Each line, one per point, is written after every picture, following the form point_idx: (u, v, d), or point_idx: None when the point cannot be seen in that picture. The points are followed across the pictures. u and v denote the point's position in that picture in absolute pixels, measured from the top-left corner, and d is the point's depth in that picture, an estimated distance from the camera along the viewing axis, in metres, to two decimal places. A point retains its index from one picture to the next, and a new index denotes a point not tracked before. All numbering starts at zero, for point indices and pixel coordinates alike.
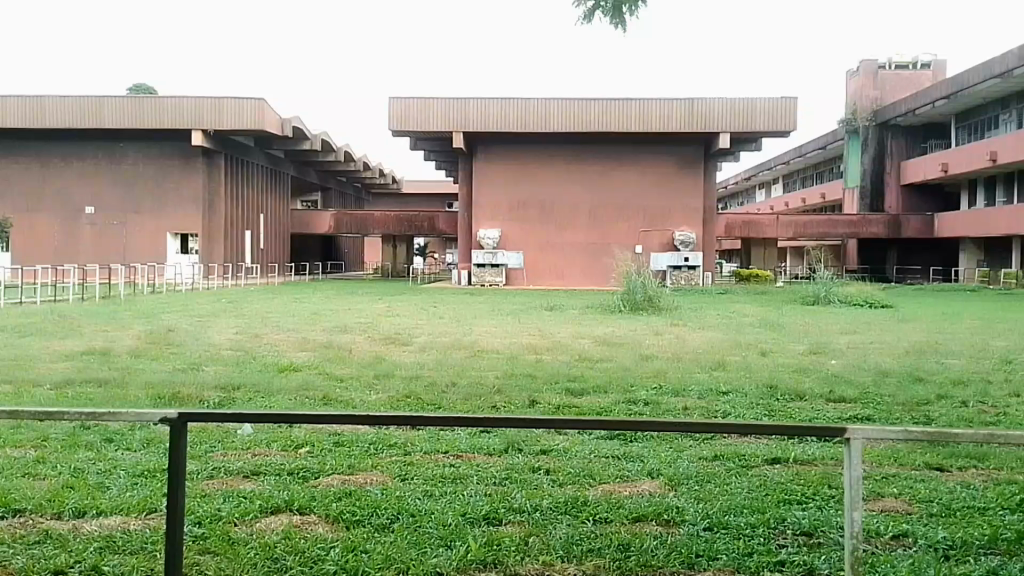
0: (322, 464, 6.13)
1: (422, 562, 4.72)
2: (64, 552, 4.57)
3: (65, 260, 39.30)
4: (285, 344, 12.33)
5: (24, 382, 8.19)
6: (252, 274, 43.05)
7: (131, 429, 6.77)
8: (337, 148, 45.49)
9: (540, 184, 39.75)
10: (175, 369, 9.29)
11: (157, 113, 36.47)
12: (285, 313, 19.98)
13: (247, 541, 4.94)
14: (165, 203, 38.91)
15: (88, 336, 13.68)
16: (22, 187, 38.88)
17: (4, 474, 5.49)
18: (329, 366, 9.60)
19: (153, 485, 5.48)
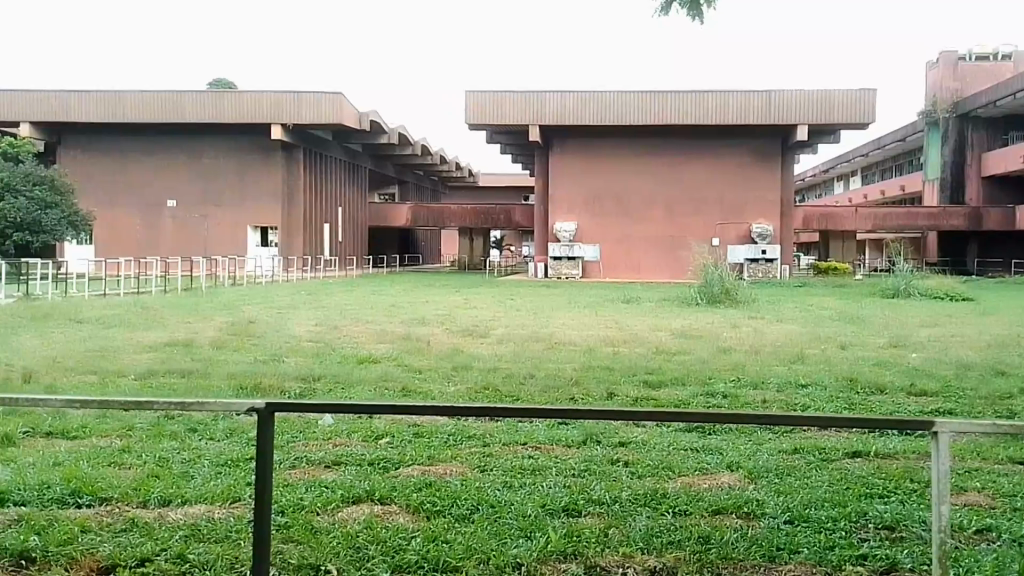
0: (402, 455, 6.20)
1: (502, 553, 4.73)
2: (150, 540, 4.55)
3: (146, 252, 39.61)
4: (366, 336, 12.48)
5: (110, 372, 8.37)
6: (331, 267, 43.70)
7: (214, 419, 6.88)
8: (414, 141, 45.85)
9: (613, 178, 39.77)
10: (257, 360, 9.44)
11: (235, 110, 37.10)
12: (364, 305, 20.21)
13: (329, 530, 4.96)
14: (244, 196, 39.26)
15: (172, 327, 13.94)
16: (103, 181, 39.47)
17: (93, 463, 5.55)
18: (408, 357, 9.66)
19: (236, 474, 5.49)
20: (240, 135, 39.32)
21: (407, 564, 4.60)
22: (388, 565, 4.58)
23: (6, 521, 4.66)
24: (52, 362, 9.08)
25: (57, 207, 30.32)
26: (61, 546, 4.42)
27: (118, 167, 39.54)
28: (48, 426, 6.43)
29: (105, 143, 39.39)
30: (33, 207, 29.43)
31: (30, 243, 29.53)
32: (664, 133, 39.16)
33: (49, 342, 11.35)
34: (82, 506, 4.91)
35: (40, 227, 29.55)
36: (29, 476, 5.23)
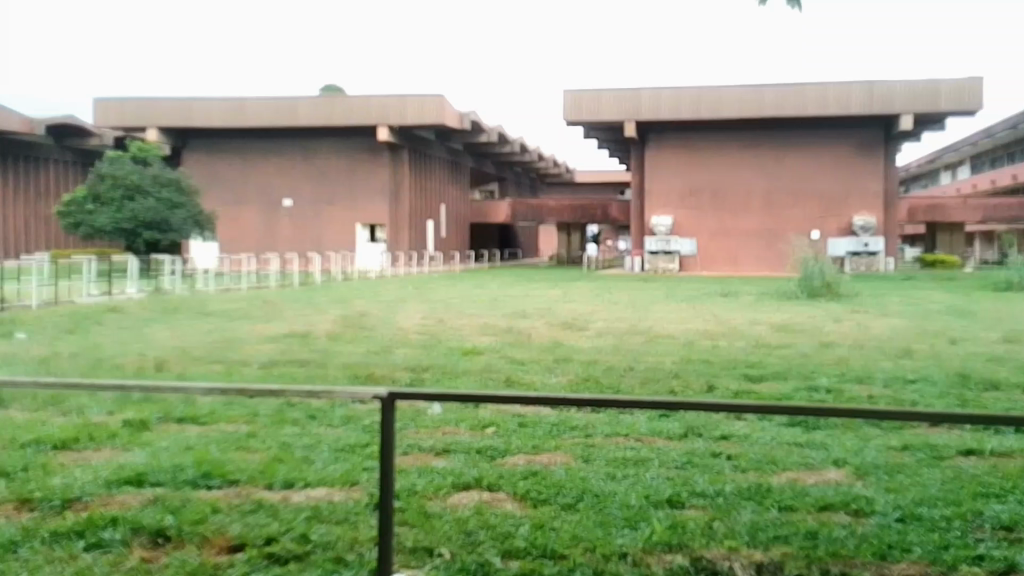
0: (507, 444, 6.35)
1: (608, 543, 4.79)
2: (276, 520, 4.75)
3: (266, 249, 41.50)
4: (470, 328, 12.80)
5: (234, 362, 8.91)
6: (436, 262, 44.57)
7: (330, 407, 7.20)
8: (513, 139, 46.42)
9: (712, 172, 39.41)
10: (368, 351, 9.79)
11: (346, 113, 38.29)
12: (468, 298, 20.76)
13: (440, 515, 5.12)
14: (353, 195, 40.85)
15: (289, 319, 14.68)
16: (224, 181, 41.40)
17: (221, 447, 5.87)
18: (510, 349, 9.88)
19: (353, 460, 5.70)
20: (346, 136, 40.73)
21: (517, 550, 4.70)
22: (499, 550, 4.70)
23: (143, 500, 4.93)
24: (182, 352, 9.75)
25: (183, 207, 31.96)
26: (195, 525, 4.64)
27: (236, 167, 41.37)
28: (180, 412, 6.89)
29: (222, 146, 41.15)
30: (162, 207, 31.27)
31: (159, 240, 31.54)
32: (763, 125, 38.62)
33: (178, 332, 12.12)
34: (213, 487, 5.17)
35: (167, 226, 31.41)
36: (164, 459, 5.57)
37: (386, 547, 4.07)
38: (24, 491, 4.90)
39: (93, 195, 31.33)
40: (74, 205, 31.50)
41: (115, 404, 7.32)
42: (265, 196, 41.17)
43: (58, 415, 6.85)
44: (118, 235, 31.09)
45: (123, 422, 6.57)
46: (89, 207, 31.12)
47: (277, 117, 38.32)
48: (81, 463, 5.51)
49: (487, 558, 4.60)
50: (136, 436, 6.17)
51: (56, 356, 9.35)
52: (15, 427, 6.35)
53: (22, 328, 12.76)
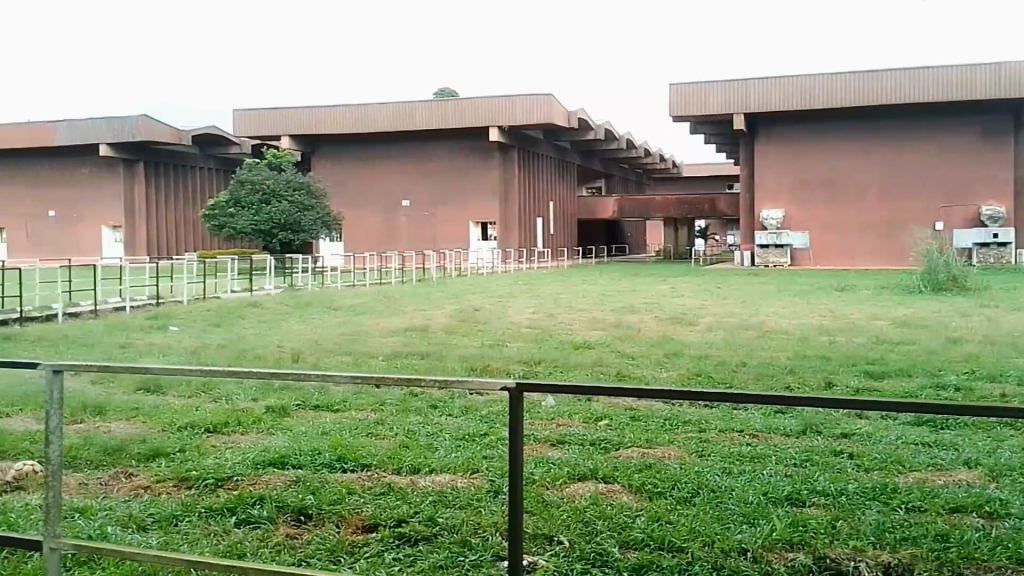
0: (620, 437, 6.49)
1: (727, 538, 4.75)
2: (405, 503, 5.03)
3: (385, 247, 43.04)
4: (580, 323, 12.99)
5: (360, 354, 9.39)
6: (545, 259, 45.34)
7: (450, 398, 7.56)
8: (619, 135, 46.17)
9: (827, 164, 38.07)
10: (482, 344, 10.09)
11: (460, 117, 39.29)
12: (576, 294, 20.95)
13: (558, 504, 5.25)
14: (466, 195, 41.78)
15: (409, 313, 15.29)
16: (346, 184, 43.34)
17: (353, 433, 6.24)
18: (620, 344, 9.99)
19: (472, 448, 5.93)
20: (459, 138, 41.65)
21: (635, 541, 4.76)
22: (617, 540, 4.77)
23: (286, 480, 5.30)
24: (314, 344, 10.37)
25: (314, 208, 33.99)
26: (333, 505, 4.97)
27: (358, 171, 43.19)
28: (315, 400, 7.36)
29: (345, 150, 43.11)
30: (296, 208, 33.41)
31: (292, 240, 33.70)
32: (880, 114, 37.05)
33: (311, 326, 12.91)
34: (347, 470, 5.51)
35: (299, 227, 33.55)
36: (303, 443, 5.96)
37: (517, 552, 3.79)
38: (182, 470, 5.38)
39: (233, 200, 33.60)
40: (217, 208, 33.77)
41: (258, 392, 7.91)
42: (385, 198, 42.70)
43: (208, 401, 7.44)
44: (257, 235, 33.47)
45: (265, 408, 7.10)
46: (230, 210, 33.38)
47: (395, 122, 40.03)
48: (230, 445, 5.99)
49: (607, 548, 4.67)
50: (277, 422, 6.64)
51: (205, 348, 10.17)
52: (172, 410, 6.94)
53: (176, 321, 13.93)
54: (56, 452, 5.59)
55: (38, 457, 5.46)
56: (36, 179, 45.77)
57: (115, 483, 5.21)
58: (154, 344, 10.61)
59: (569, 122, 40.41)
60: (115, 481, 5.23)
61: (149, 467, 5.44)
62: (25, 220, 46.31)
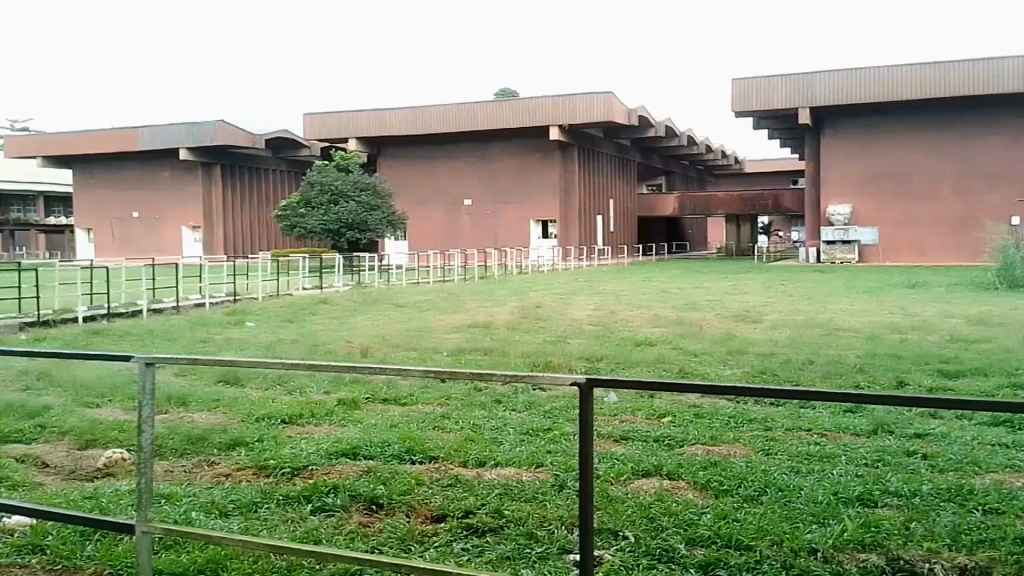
0: (685, 434, 6.51)
1: (797, 537, 4.68)
2: (472, 495, 5.16)
3: (449, 246, 43.69)
4: (642, 320, 12.97)
5: (426, 349, 9.60)
6: (605, 255, 45.31)
7: (514, 393, 7.71)
8: (680, 132, 45.62)
9: (896, 157, 36.96)
10: (543, 341, 10.20)
11: (519, 117, 39.43)
12: (637, 291, 20.85)
13: (623, 499, 5.30)
14: (527, 193, 42.04)
15: (471, 310, 15.54)
16: (410, 184, 44.27)
17: (420, 426, 6.40)
18: (682, 341, 9.96)
19: (537, 443, 6.03)
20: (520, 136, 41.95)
21: (702, 538, 4.74)
22: (683, 538, 4.76)
23: (358, 470, 5.51)
24: (382, 339, 10.64)
25: (380, 208, 34.64)
26: (402, 496, 5.15)
27: (421, 172, 44.04)
28: (383, 393, 7.57)
29: (410, 152, 44.04)
30: (362, 208, 34.07)
31: (359, 239, 34.51)
32: (952, 106, 35.76)
33: (379, 321, 13.28)
34: (416, 462, 5.68)
35: (366, 226, 34.19)
36: (374, 434, 6.16)
37: (586, 553, 3.60)
38: (261, 459, 5.63)
39: (304, 201, 34.59)
40: (289, 210, 34.87)
41: (330, 384, 8.18)
42: (448, 197, 43.40)
43: (284, 393, 7.73)
44: (325, 235, 34.29)
45: (337, 400, 7.34)
46: (300, 211, 34.45)
47: (455, 122, 40.52)
48: (304, 436, 6.23)
49: (673, 544, 4.68)
50: (349, 414, 6.86)
51: (280, 342, 10.57)
52: (249, 402, 7.23)
53: (253, 316, 14.50)
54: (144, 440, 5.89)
55: (128, 445, 5.78)
56: (121, 182, 48.07)
57: (199, 470, 5.48)
58: (233, 339, 11.10)
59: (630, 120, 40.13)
60: (199, 468, 5.51)
61: (229, 456, 5.70)
62: (111, 221, 48.70)
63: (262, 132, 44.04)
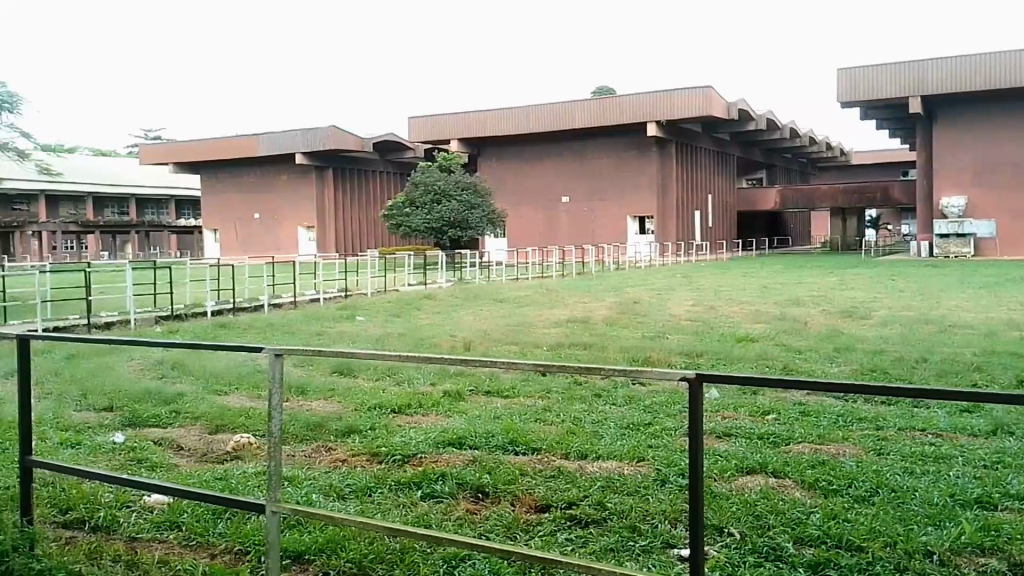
0: (789, 432, 6.45)
1: (912, 539, 4.55)
2: (575, 487, 5.29)
3: (546, 242, 43.94)
4: (742, 316, 12.76)
5: (527, 344, 9.83)
6: (703, 251, 44.66)
7: (614, 387, 7.81)
8: (783, 125, 44.33)
9: (1016, 146, 34.84)
10: (642, 336, 10.23)
11: (617, 114, 39.41)
12: (737, 287, 20.51)
13: (728, 496, 5.30)
14: (624, 190, 41.83)
15: (569, 305, 15.66)
16: (509, 182, 45.04)
17: (523, 418, 6.59)
18: (786, 338, 9.83)
19: (638, 437, 6.11)
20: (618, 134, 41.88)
21: (811, 537, 4.67)
22: (790, 536, 4.70)
23: (464, 460, 5.76)
24: (484, 333, 10.91)
25: (480, 207, 35.43)
26: (508, 485, 5.34)
27: (520, 171, 44.65)
28: (486, 385, 7.82)
29: (508, 152, 44.77)
30: (464, 207, 34.90)
31: (460, 236, 35.41)
32: None
33: (480, 316, 13.59)
34: (520, 453, 5.87)
35: (467, 225, 35.10)
36: (478, 425, 6.39)
37: (698, 557, 3.35)
38: (374, 446, 5.96)
39: (409, 201, 35.65)
40: (394, 209, 35.95)
41: (436, 375, 8.50)
42: (547, 195, 43.73)
43: (393, 383, 8.09)
44: (428, 233, 35.18)
45: (442, 392, 7.62)
46: (405, 210, 35.46)
47: (554, 121, 40.81)
48: (413, 425, 6.52)
49: (780, 543, 4.62)
50: (454, 404, 7.14)
51: (388, 335, 11.03)
52: (363, 391, 7.61)
53: (362, 311, 15.15)
54: (266, 426, 6.28)
55: (254, 431, 6.19)
56: (244, 184, 50.84)
57: (318, 455, 5.85)
58: (346, 332, 11.65)
59: (729, 113, 39.27)
60: (318, 453, 5.88)
61: (344, 442, 6.05)
62: (234, 221, 51.51)
63: (369, 135, 46.14)
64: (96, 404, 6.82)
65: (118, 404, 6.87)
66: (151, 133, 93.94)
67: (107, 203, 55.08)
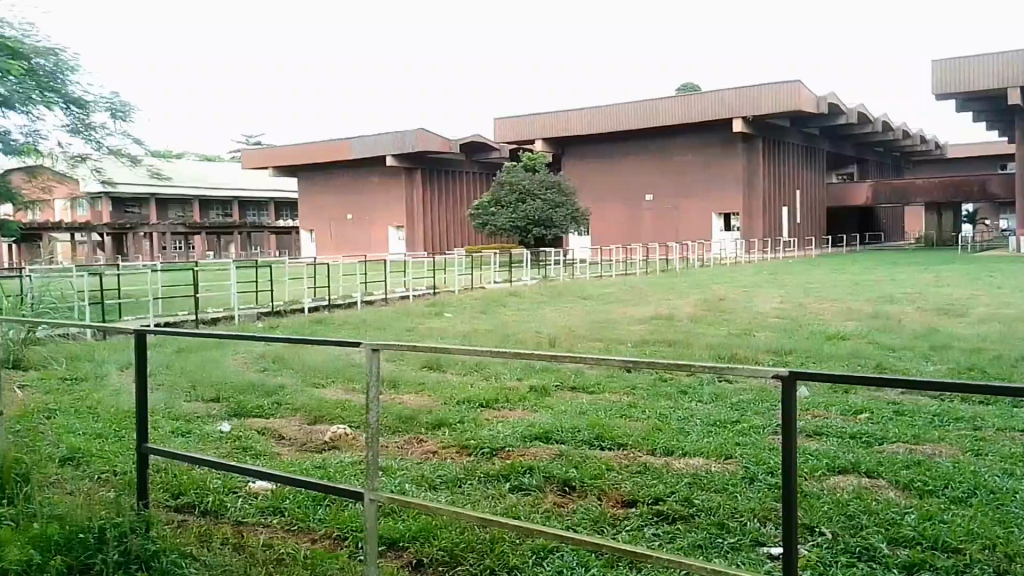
0: (884, 432, 6.35)
1: (1013, 542, 4.41)
2: (662, 483, 5.33)
3: (630, 239, 43.95)
4: (830, 313, 12.53)
5: (612, 341, 9.91)
6: (790, 248, 43.73)
7: (700, 384, 7.84)
8: (875, 118, 43.05)
9: None
10: (728, 334, 10.16)
11: (703, 110, 39.05)
12: (827, 283, 20.10)
13: (819, 495, 5.25)
14: (710, 186, 41.39)
15: (655, 302, 15.66)
16: (594, 181, 45.33)
17: (608, 414, 6.72)
18: (878, 336, 9.63)
19: (725, 434, 6.14)
20: (704, 131, 41.44)
21: (904, 538, 4.58)
22: (884, 537, 4.61)
23: (552, 454, 5.88)
24: (569, 330, 11.07)
25: (564, 206, 35.54)
26: (595, 479, 5.43)
27: (606, 169, 44.85)
28: (572, 382, 7.97)
29: (594, 150, 45.05)
30: (548, 206, 35.08)
31: (545, 235, 35.69)
32: None
33: (565, 313, 13.77)
34: (605, 448, 5.98)
35: (551, 223, 35.25)
36: (565, 421, 6.55)
37: (790, 558, 3.15)
38: (463, 439, 6.17)
39: (494, 201, 35.82)
40: (480, 209, 36.22)
41: (522, 371, 8.70)
42: (632, 192, 43.78)
43: (481, 379, 8.32)
44: (514, 232, 35.46)
45: (529, 387, 7.80)
46: (491, 210, 35.62)
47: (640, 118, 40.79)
48: (501, 420, 6.72)
49: (874, 544, 4.53)
50: (541, 400, 7.32)
51: (477, 332, 11.31)
52: (452, 386, 7.84)
53: (450, 308, 15.48)
54: (361, 418, 6.57)
55: (351, 423, 6.48)
56: (339, 186, 52.61)
57: (410, 447, 6.09)
58: (435, 328, 11.98)
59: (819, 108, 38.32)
60: (409, 445, 6.13)
61: (435, 435, 6.28)
62: (329, 222, 53.49)
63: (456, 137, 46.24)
64: (203, 396, 7.27)
65: (224, 395, 7.32)
66: (247, 138, 98.26)
67: (213, 206, 57.37)
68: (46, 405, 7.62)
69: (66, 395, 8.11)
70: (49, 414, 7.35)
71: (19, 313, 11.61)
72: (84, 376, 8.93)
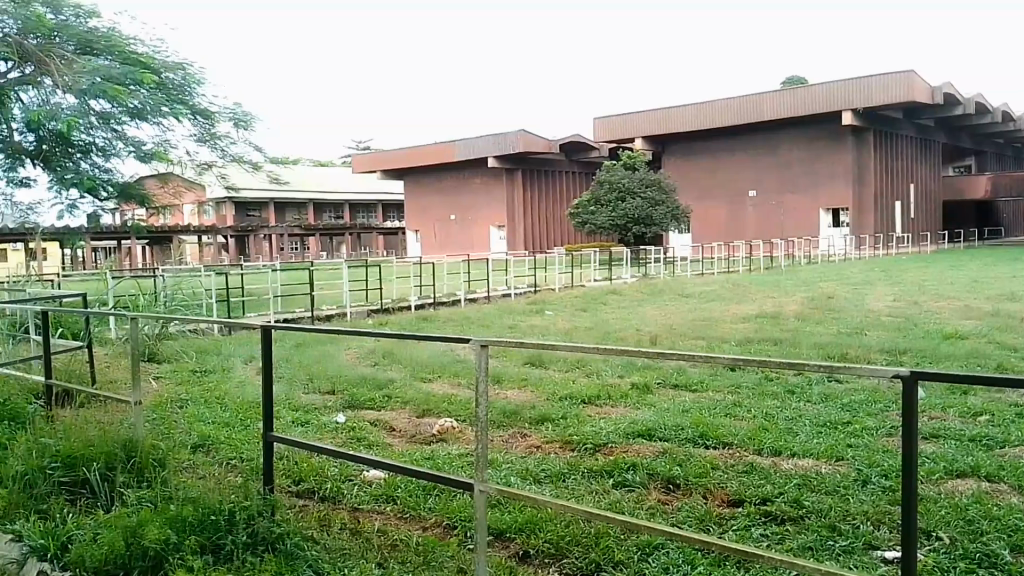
0: (1007, 435, 6.08)
1: None
2: (769, 483, 5.28)
3: (732, 237, 43.22)
4: (949, 311, 12.00)
5: (714, 339, 9.86)
6: (903, 244, 41.96)
7: (808, 384, 7.71)
8: (994, 108, 40.58)
9: None
10: (837, 332, 9.92)
11: (810, 103, 37.84)
12: (942, 281, 19.15)
13: (936, 499, 5.08)
14: (815, 181, 39.98)
15: (759, 300, 15.40)
16: (695, 179, 44.73)
17: (712, 412, 6.73)
18: (1002, 335, 9.18)
19: (835, 436, 6.04)
20: (810, 124, 40.08)
21: None
22: (1007, 543, 4.43)
23: (654, 451, 5.93)
24: (669, 328, 11.06)
25: (664, 203, 35.14)
26: (700, 477, 5.43)
27: (707, 166, 44.21)
28: (674, 379, 8.00)
29: (694, 149, 44.52)
30: (648, 203, 34.75)
31: (644, 233, 35.21)
32: None
33: (665, 311, 13.75)
34: (710, 446, 5.99)
35: (651, 220, 34.86)
36: (667, 419, 6.59)
37: (910, 560, 2.98)
38: (566, 435, 6.30)
39: (594, 199, 36.10)
40: (581, 207, 36.58)
41: (623, 368, 8.74)
42: (735, 190, 42.95)
43: (583, 375, 8.45)
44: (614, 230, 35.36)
45: (631, 384, 7.87)
46: (591, 208, 35.89)
47: (741, 114, 40.17)
48: (603, 416, 6.84)
49: (996, 550, 4.36)
50: (643, 397, 7.39)
51: (578, 330, 11.45)
52: (555, 382, 8.00)
53: (551, 305, 15.66)
54: (466, 412, 6.82)
55: (458, 417, 6.72)
56: (444, 187, 53.74)
57: (516, 441, 6.29)
58: (535, 326, 12.20)
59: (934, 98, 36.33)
60: (514, 439, 6.35)
61: (538, 430, 6.49)
62: (434, 222, 54.89)
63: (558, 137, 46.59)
64: (319, 388, 7.69)
65: (338, 388, 7.71)
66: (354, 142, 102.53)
67: (325, 208, 59.69)
68: (178, 395, 8.24)
69: (197, 385, 8.76)
70: (181, 404, 7.98)
71: (152, 309, 12.58)
72: (212, 368, 9.58)
